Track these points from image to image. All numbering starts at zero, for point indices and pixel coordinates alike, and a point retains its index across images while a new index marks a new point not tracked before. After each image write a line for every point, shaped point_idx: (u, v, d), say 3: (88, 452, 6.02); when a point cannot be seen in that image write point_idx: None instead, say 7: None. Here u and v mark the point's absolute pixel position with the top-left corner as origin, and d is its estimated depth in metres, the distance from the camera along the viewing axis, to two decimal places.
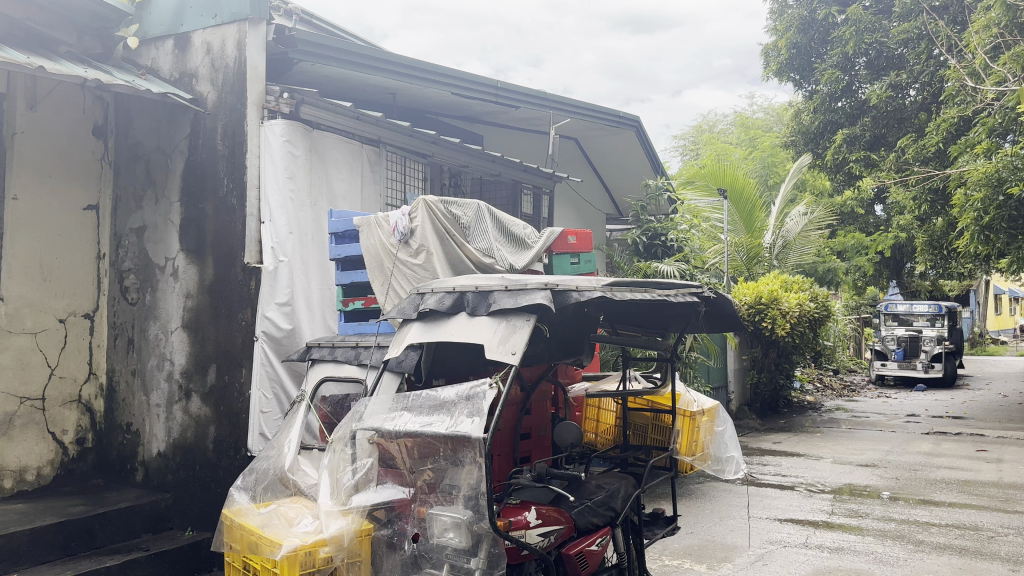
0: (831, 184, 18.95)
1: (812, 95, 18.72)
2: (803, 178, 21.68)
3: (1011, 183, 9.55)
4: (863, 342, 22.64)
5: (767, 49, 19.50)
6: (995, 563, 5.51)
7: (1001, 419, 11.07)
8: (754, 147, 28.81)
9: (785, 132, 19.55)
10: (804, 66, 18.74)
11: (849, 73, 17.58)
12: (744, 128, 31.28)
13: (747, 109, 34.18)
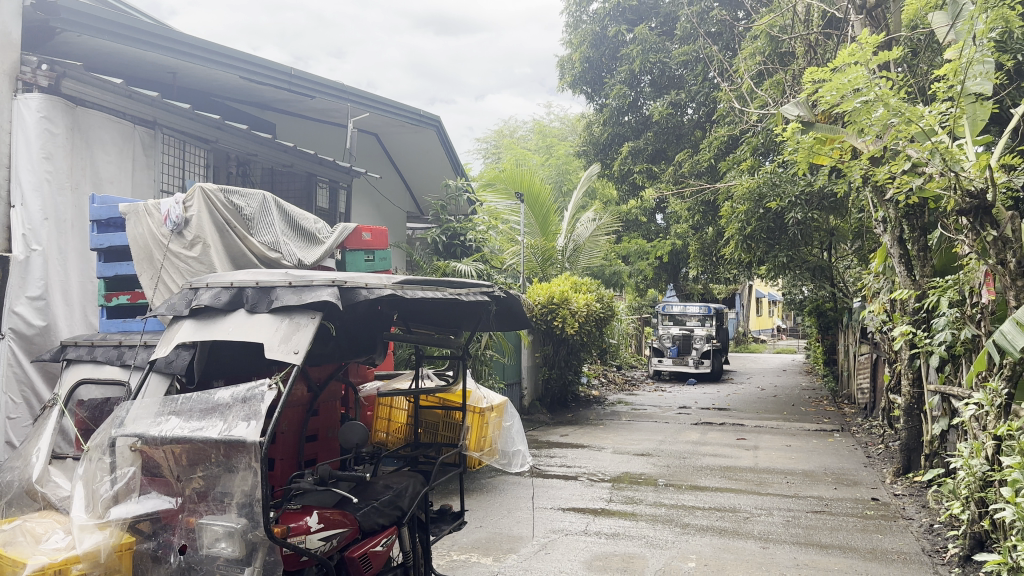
0: (618, 192, 20.16)
1: (602, 107, 19.80)
2: (594, 186, 22.84)
3: (769, 198, 10.49)
4: (644, 340, 24.26)
5: (562, 61, 20.41)
6: (748, 541, 6.07)
7: (759, 410, 12.27)
8: (550, 154, 30.05)
9: (578, 141, 20.54)
10: (595, 80, 19.78)
11: (635, 90, 18.77)
12: (542, 135, 32.51)
13: (544, 117, 35.56)
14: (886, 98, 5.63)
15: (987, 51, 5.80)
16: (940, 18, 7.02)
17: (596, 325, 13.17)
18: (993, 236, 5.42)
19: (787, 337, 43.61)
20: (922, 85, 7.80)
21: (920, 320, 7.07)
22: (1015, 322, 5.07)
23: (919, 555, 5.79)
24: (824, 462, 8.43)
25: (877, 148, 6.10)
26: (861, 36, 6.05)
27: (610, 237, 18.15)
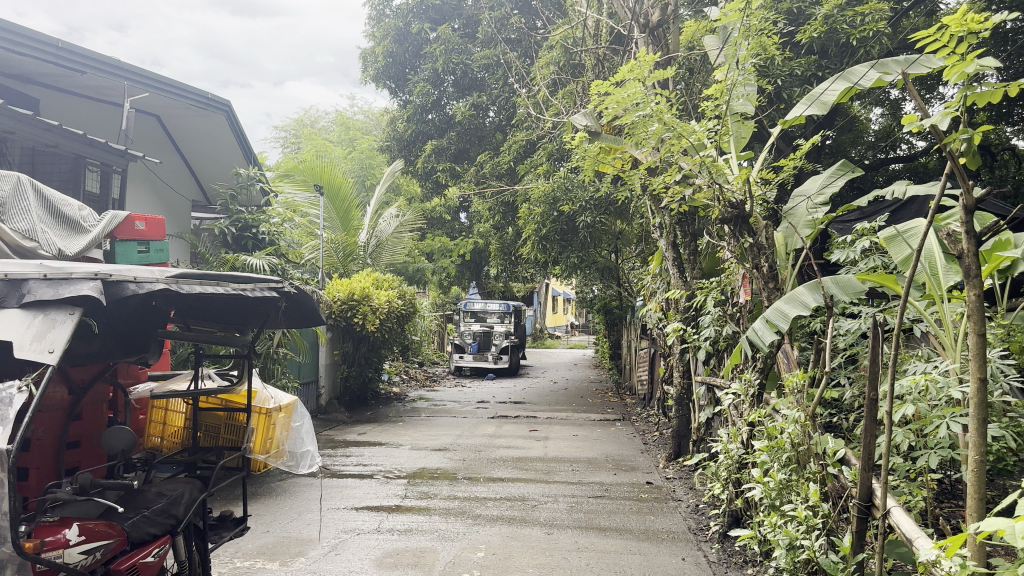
0: (422, 189, 20.27)
1: (405, 103, 19.86)
2: (399, 182, 22.80)
3: (563, 202, 10.97)
4: (447, 337, 24.56)
5: (365, 54, 20.21)
6: (535, 528, 6.33)
7: (552, 402, 12.83)
8: (353, 147, 29.63)
9: (381, 136, 20.43)
10: (398, 76, 19.79)
11: (438, 89, 18.97)
12: (345, 127, 31.95)
13: (348, 109, 34.97)
14: (661, 114, 6.08)
15: (747, 75, 6.43)
16: (711, 42, 7.68)
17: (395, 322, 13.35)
18: (750, 243, 5.98)
19: (580, 332, 45.89)
20: (693, 102, 8.52)
21: (690, 317, 7.68)
22: (765, 320, 5.62)
23: (685, 534, 6.30)
24: (607, 449, 8.96)
25: (654, 159, 6.57)
26: (639, 54, 6.52)
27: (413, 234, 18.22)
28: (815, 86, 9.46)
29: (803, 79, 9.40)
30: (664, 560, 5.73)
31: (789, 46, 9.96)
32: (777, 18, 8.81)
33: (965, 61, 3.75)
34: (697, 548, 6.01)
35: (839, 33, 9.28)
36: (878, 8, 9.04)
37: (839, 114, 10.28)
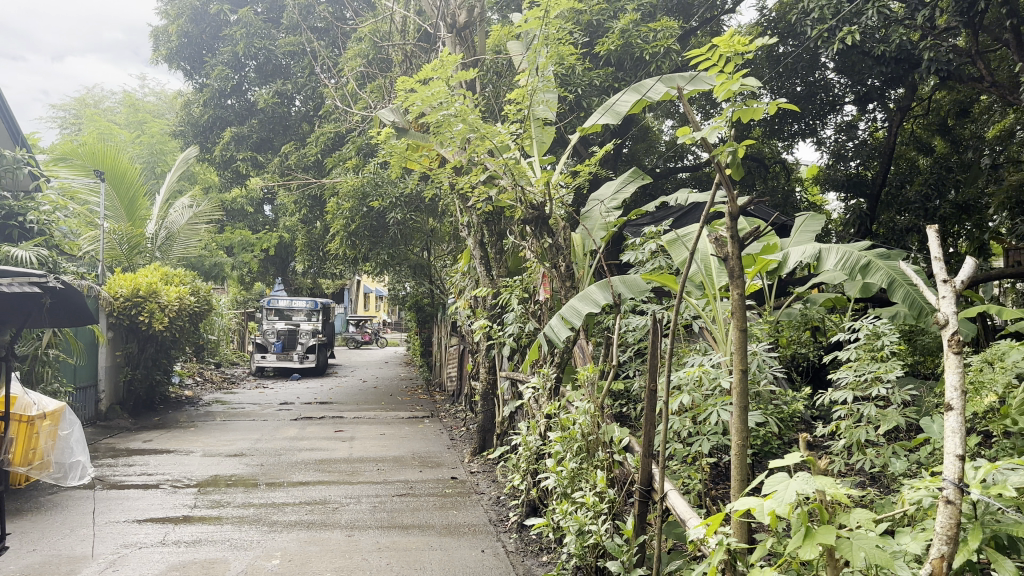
0: (220, 179, 19.32)
1: (201, 87, 18.93)
2: (194, 170, 21.60)
3: (373, 198, 10.85)
4: (247, 335, 23.52)
5: (156, 32, 19.17)
6: (335, 531, 6.20)
7: (358, 401, 12.66)
8: (142, 130, 27.71)
9: (173, 120, 19.27)
10: (194, 58, 19.04)
11: (239, 73, 18.34)
12: (132, 108, 29.78)
13: (137, 89, 32.63)
14: (465, 114, 6.13)
15: (547, 81, 6.64)
16: (515, 47, 7.87)
17: (188, 319, 12.62)
18: (550, 243, 6.22)
19: (390, 330, 45.71)
20: (498, 104, 8.74)
21: (496, 314, 7.83)
22: (560, 316, 5.89)
23: (486, 526, 6.42)
24: (413, 447, 8.96)
25: (460, 159, 6.62)
26: (442, 54, 6.55)
27: (212, 226, 17.31)
28: (612, 96, 10.03)
29: (602, 89, 9.93)
30: (463, 553, 5.80)
31: (589, 57, 10.53)
32: (575, 29, 9.24)
33: (732, 79, 4.07)
34: (497, 539, 6.15)
35: (634, 47, 9.91)
36: (668, 27, 9.74)
37: (634, 124, 10.95)
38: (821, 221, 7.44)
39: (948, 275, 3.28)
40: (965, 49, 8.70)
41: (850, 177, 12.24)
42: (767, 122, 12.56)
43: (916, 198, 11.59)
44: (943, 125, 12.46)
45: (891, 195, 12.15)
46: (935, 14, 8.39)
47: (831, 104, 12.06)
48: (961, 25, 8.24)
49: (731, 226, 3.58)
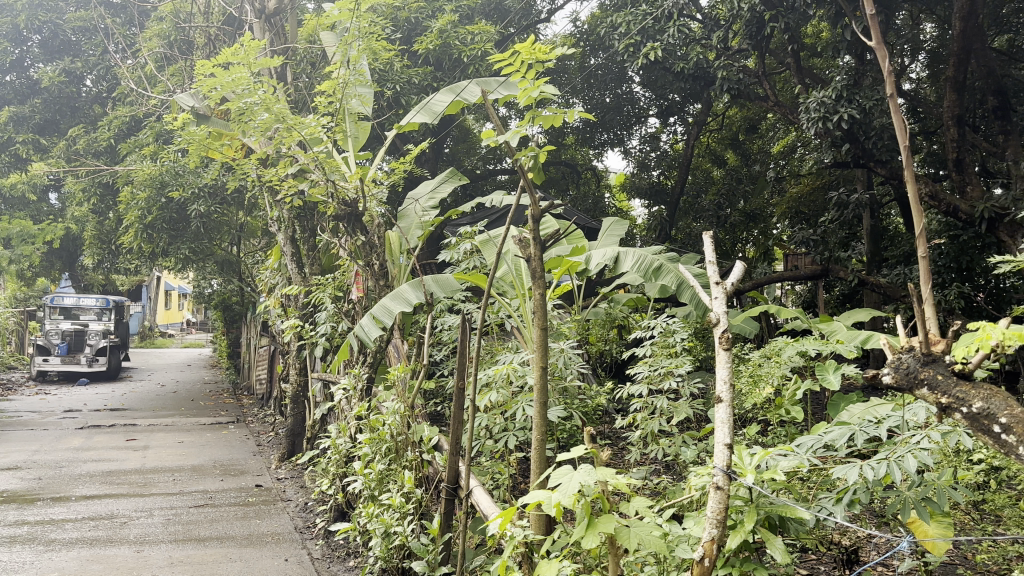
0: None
1: None
2: None
3: (172, 187, 10.50)
4: (26, 338, 21.39)
5: None
6: (122, 547, 5.75)
7: (156, 407, 11.86)
8: None
9: None
10: None
11: (20, 47, 17.09)
12: None
13: None
14: (270, 104, 5.87)
15: (360, 74, 6.49)
16: (328, 38, 7.70)
17: None
18: (362, 241, 5.92)
19: (198, 331, 43.36)
20: (309, 95, 8.75)
21: (306, 313, 7.59)
22: (371, 316, 5.79)
23: (291, 534, 6.18)
24: (214, 455, 8.50)
25: (265, 150, 6.32)
26: (245, 39, 6.29)
27: None
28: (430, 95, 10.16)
29: (420, 87, 10.06)
30: (265, 563, 5.54)
31: (408, 55, 11.04)
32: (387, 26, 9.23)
33: (532, 85, 4.17)
34: (301, 546, 5.92)
35: (452, 48, 10.24)
36: (484, 31, 10.13)
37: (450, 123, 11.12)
38: (624, 226, 7.97)
39: (721, 277, 3.60)
40: (752, 71, 9.52)
41: (653, 184, 13.14)
42: (581, 129, 13.07)
43: (710, 207, 12.50)
44: (734, 140, 13.52)
45: (690, 204, 13.01)
46: (727, 36, 9.11)
47: (637, 115, 12.92)
48: (748, 48, 9.00)
49: (532, 226, 3.90)
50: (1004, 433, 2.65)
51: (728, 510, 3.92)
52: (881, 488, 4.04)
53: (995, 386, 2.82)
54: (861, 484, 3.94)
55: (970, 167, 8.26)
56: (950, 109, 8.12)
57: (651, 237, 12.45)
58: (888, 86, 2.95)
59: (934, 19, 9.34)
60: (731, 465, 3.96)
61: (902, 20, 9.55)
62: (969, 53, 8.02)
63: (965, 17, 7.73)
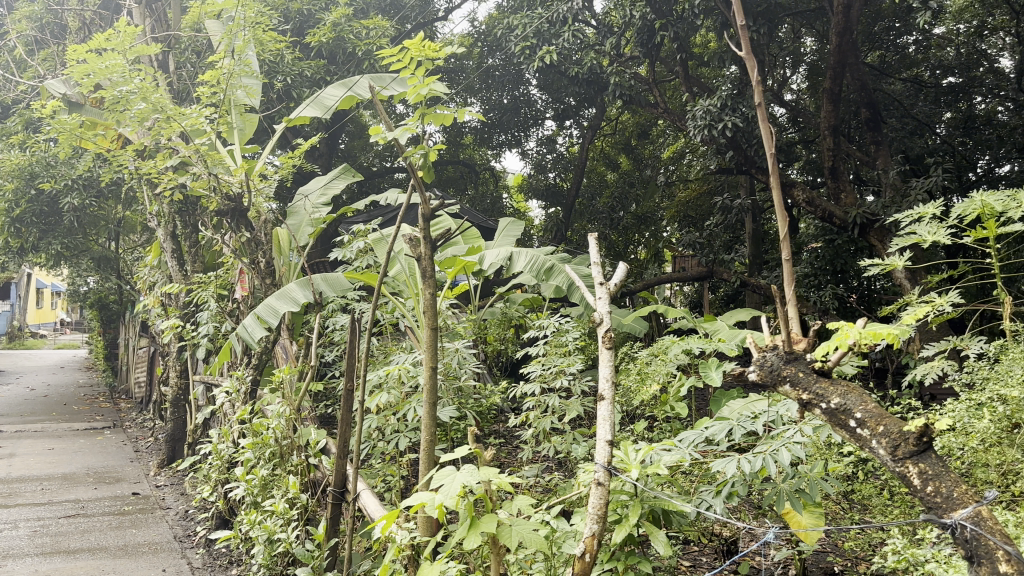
0: None
1: None
2: None
3: (42, 178, 10.05)
4: None
5: None
6: None
7: (24, 413, 11.15)
8: None
9: None
10: None
11: None
12: None
13: None
14: (147, 93, 5.61)
15: (246, 65, 6.28)
16: (213, 26, 7.45)
17: None
18: (247, 238, 5.84)
19: (74, 331, 41.09)
20: (189, 85, 8.60)
21: (188, 313, 7.30)
22: (255, 316, 5.62)
23: (169, 543, 5.91)
24: (87, 462, 8.05)
25: (142, 142, 6.04)
26: (119, 24, 5.99)
27: None
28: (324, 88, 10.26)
29: (313, 80, 10.07)
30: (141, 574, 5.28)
31: (300, 47, 11.05)
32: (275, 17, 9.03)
33: (420, 83, 4.12)
34: (180, 556, 5.67)
35: (347, 41, 10.33)
36: (379, 25, 10.26)
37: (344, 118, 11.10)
38: (520, 226, 8.01)
39: (604, 278, 3.65)
40: (644, 77, 9.76)
41: (549, 186, 13.32)
42: (479, 129, 13.12)
43: (604, 209, 12.71)
44: (626, 146, 13.69)
45: (585, 206, 13.23)
46: (620, 43, 9.30)
47: (534, 118, 13.10)
48: (641, 55, 9.22)
49: (422, 224, 3.89)
50: (860, 426, 2.81)
51: (614, 506, 3.98)
52: (757, 481, 4.20)
53: (852, 383, 2.98)
54: (739, 477, 4.09)
55: (843, 174, 8.75)
56: (826, 119, 8.56)
57: (548, 238, 12.70)
58: (756, 95, 3.07)
59: (813, 33, 9.81)
60: (616, 461, 4.03)
61: (784, 33, 9.99)
62: (844, 67, 8.41)
63: (840, 33, 8.14)
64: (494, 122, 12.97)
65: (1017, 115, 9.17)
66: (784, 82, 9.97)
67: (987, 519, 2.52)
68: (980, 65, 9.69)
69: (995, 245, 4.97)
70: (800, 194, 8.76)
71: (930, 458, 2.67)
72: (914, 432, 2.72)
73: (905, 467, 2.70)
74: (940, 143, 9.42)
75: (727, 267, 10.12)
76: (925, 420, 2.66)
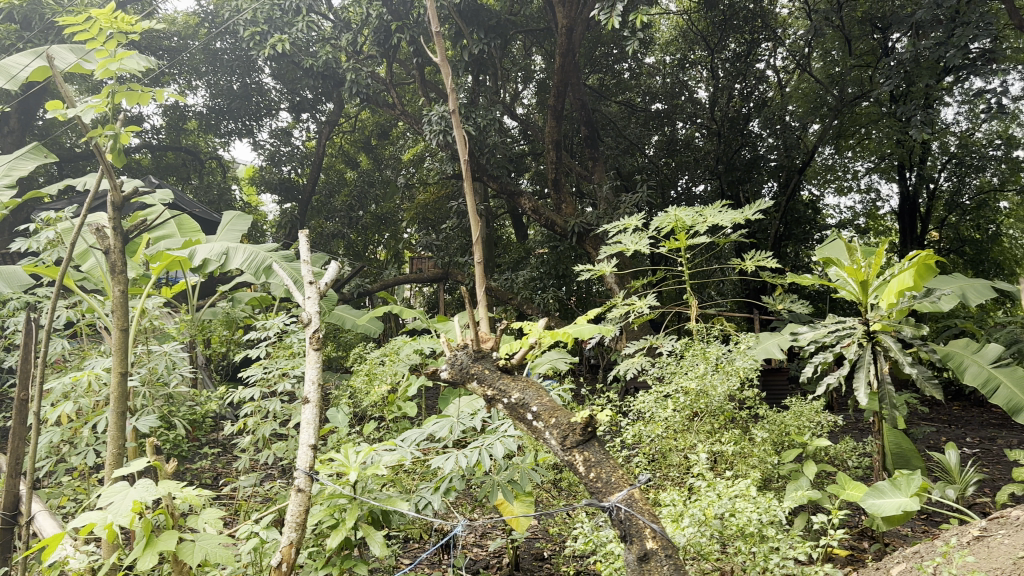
0: None
1: None
2: None
3: None
4: None
5: None
6: None
7: None
8: None
9: None
10: None
11: None
12: None
13: None
14: None
15: None
16: None
17: None
18: None
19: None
20: None
21: None
22: None
23: None
24: None
25: None
26: None
27: None
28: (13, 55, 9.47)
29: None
30: None
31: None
32: None
33: (110, 57, 3.74)
34: None
35: (43, 7, 9.71)
36: None
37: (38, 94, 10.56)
38: (247, 221, 7.60)
39: (315, 278, 3.57)
40: (382, 77, 9.81)
41: (284, 180, 12.72)
42: (205, 114, 12.40)
43: (342, 208, 12.57)
44: (366, 144, 13.71)
45: (321, 203, 12.94)
46: (357, 40, 9.28)
47: (268, 107, 12.67)
48: (378, 53, 9.25)
49: (114, 214, 3.51)
50: (535, 419, 2.99)
51: (330, 510, 3.87)
52: (474, 475, 4.28)
53: (531, 380, 3.19)
54: (456, 473, 4.17)
55: (564, 186, 9.35)
56: (551, 135, 9.04)
57: (282, 235, 12.34)
58: (451, 101, 3.66)
59: (542, 52, 10.41)
60: (334, 464, 3.93)
61: (517, 49, 10.48)
62: (568, 85, 8.94)
63: (563, 55, 8.59)
64: (222, 108, 12.36)
65: (709, 141, 10.67)
66: (516, 95, 10.45)
67: (638, 500, 2.76)
68: (681, 95, 10.80)
69: (685, 255, 5.56)
70: (528, 202, 9.25)
71: (592, 446, 2.90)
72: (581, 423, 2.93)
73: (572, 455, 2.89)
74: (647, 163, 10.69)
75: (463, 269, 10.40)
76: (589, 411, 2.89)
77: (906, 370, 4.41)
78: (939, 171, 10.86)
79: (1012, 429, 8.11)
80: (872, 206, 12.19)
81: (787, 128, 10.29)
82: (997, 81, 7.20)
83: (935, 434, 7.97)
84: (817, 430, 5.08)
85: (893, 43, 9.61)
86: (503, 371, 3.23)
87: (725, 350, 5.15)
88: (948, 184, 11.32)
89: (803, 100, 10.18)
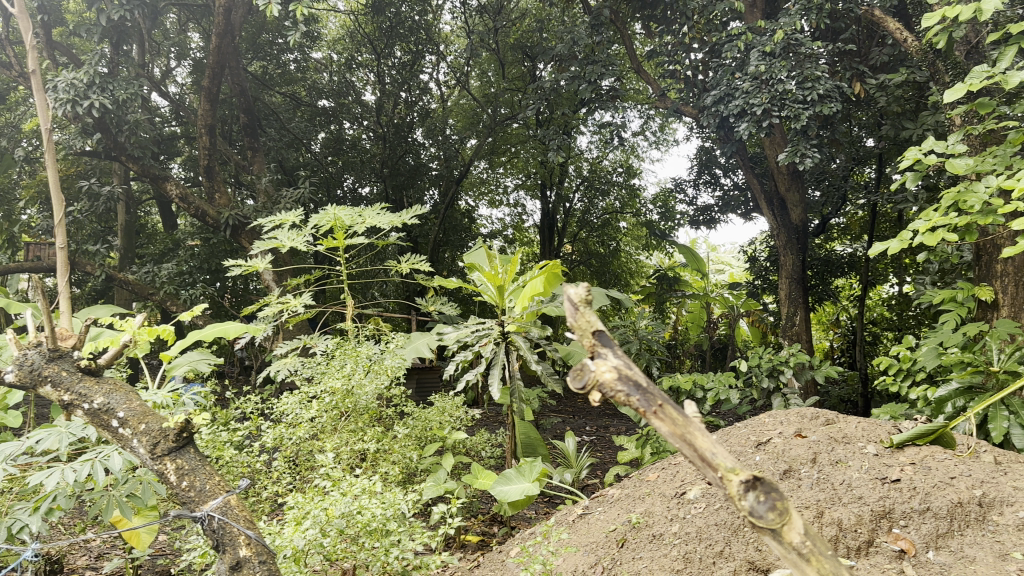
0: None
1: None
2: None
3: None
4: None
5: None
6: None
7: None
8: None
9: None
10: None
11: None
12: None
13: None
14: None
15: None
16: None
17: None
18: None
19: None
20: None
21: None
22: None
23: None
24: None
25: None
26: None
27: None
28: None
29: None
30: None
31: None
32: None
33: None
34: None
35: None
36: None
37: None
38: None
39: None
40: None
41: None
42: None
43: None
44: None
45: None
46: None
47: None
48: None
49: None
50: (122, 426, 2.82)
51: None
52: (86, 490, 3.72)
53: (118, 384, 3.00)
54: (61, 489, 3.47)
55: (217, 175, 8.88)
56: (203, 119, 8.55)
57: None
58: (30, 58, 3.00)
59: (199, 29, 9.88)
60: None
61: (169, 22, 9.77)
62: (224, 68, 8.56)
63: (220, 35, 8.23)
64: None
65: (374, 144, 10.88)
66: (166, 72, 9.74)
67: (234, 508, 2.76)
68: (348, 95, 10.90)
69: (342, 255, 5.45)
70: (174, 188, 8.64)
71: (186, 454, 2.86)
72: (175, 429, 2.87)
73: (162, 464, 2.80)
74: (311, 160, 10.41)
75: (95, 258, 9.36)
76: (184, 418, 2.83)
77: (534, 366, 4.82)
78: (574, 191, 12.41)
79: (621, 418, 9.31)
80: (518, 219, 13.04)
81: (446, 140, 11.00)
82: (617, 115, 8.24)
83: (560, 426, 8.84)
84: (456, 425, 5.37)
85: (540, 71, 10.68)
86: (85, 374, 2.97)
87: (375, 350, 5.19)
88: (581, 204, 12.70)
89: (462, 116, 10.82)
